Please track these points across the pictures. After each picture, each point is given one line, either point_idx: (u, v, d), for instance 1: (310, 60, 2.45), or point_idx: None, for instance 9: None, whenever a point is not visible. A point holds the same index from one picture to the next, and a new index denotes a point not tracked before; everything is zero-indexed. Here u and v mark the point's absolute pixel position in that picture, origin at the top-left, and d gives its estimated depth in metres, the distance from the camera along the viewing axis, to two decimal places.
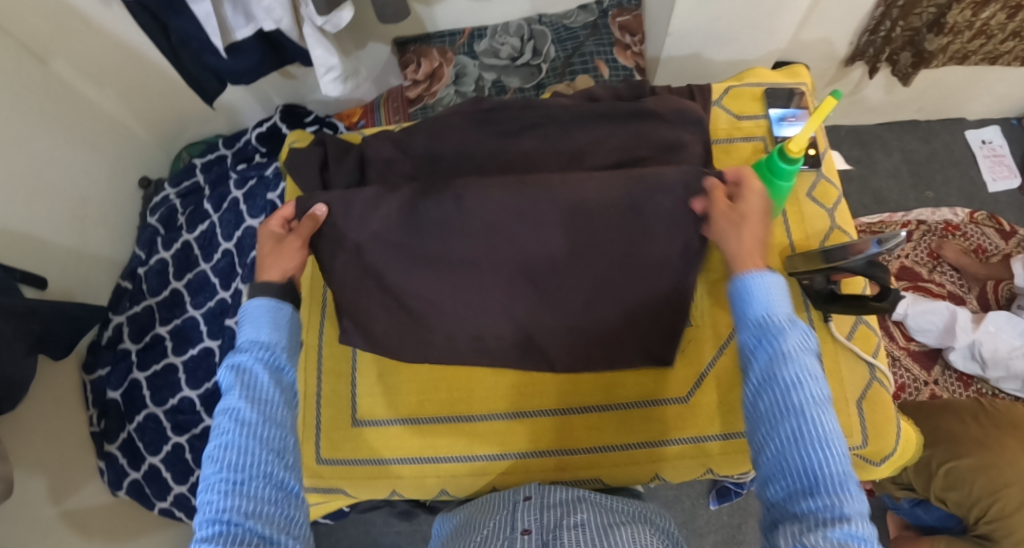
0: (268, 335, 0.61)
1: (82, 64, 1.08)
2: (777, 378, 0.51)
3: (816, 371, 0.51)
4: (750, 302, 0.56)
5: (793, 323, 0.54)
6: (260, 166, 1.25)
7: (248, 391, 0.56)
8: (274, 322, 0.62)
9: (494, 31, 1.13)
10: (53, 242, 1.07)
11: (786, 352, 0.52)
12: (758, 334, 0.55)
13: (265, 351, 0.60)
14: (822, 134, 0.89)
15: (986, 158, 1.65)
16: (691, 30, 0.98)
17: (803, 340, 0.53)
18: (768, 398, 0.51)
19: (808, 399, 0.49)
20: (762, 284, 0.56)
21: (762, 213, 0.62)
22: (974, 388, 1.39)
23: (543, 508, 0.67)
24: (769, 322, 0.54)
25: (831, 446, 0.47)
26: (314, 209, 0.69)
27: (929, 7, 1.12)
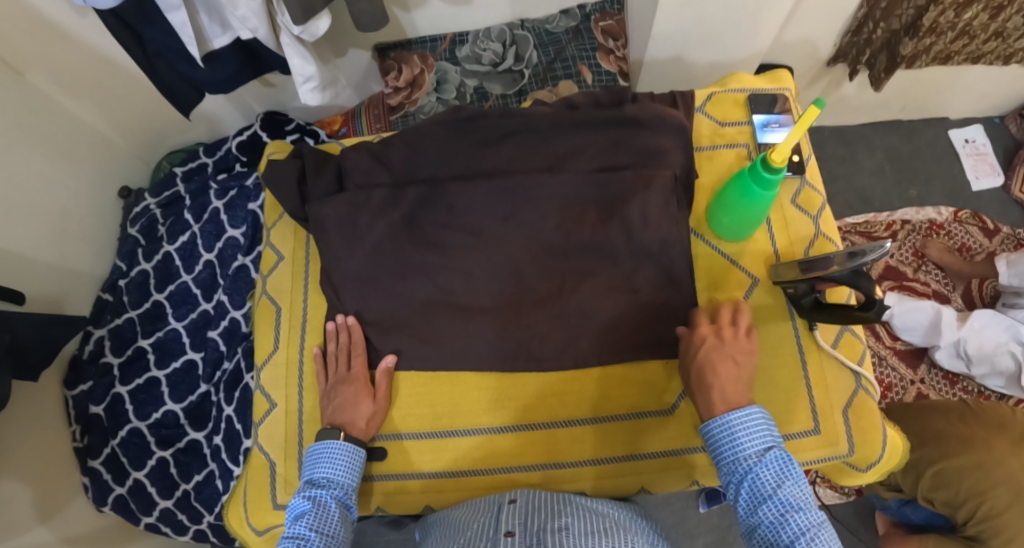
0: (342, 475, 0.69)
1: (61, 75, 1.06)
2: (761, 518, 0.58)
3: (799, 501, 0.58)
4: (722, 445, 0.64)
5: (764, 457, 0.61)
6: (240, 175, 1.24)
7: (317, 523, 0.63)
8: (348, 465, 0.69)
9: (475, 36, 1.10)
10: (31, 256, 1.05)
11: (761, 491, 0.59)
12: (735, 476, 0.63)
13: (337, 490, 0.67)
14: (806, 139, 0.89)
15: (968, 156, 1.66)
16: (671, 35, 0.98)
17: (778, 472, 0.60)
18: (762, 534, 0.58)
19: (796, 532, 0.56)
20: (735, 421, 0.63)
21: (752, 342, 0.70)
22: (960, 386, 1.41)
23: (528, 512, 0.65)
24: (742, 462, 0.62)
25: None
26: (385, 361, 0.76)
27: (909, 9, 1.13)
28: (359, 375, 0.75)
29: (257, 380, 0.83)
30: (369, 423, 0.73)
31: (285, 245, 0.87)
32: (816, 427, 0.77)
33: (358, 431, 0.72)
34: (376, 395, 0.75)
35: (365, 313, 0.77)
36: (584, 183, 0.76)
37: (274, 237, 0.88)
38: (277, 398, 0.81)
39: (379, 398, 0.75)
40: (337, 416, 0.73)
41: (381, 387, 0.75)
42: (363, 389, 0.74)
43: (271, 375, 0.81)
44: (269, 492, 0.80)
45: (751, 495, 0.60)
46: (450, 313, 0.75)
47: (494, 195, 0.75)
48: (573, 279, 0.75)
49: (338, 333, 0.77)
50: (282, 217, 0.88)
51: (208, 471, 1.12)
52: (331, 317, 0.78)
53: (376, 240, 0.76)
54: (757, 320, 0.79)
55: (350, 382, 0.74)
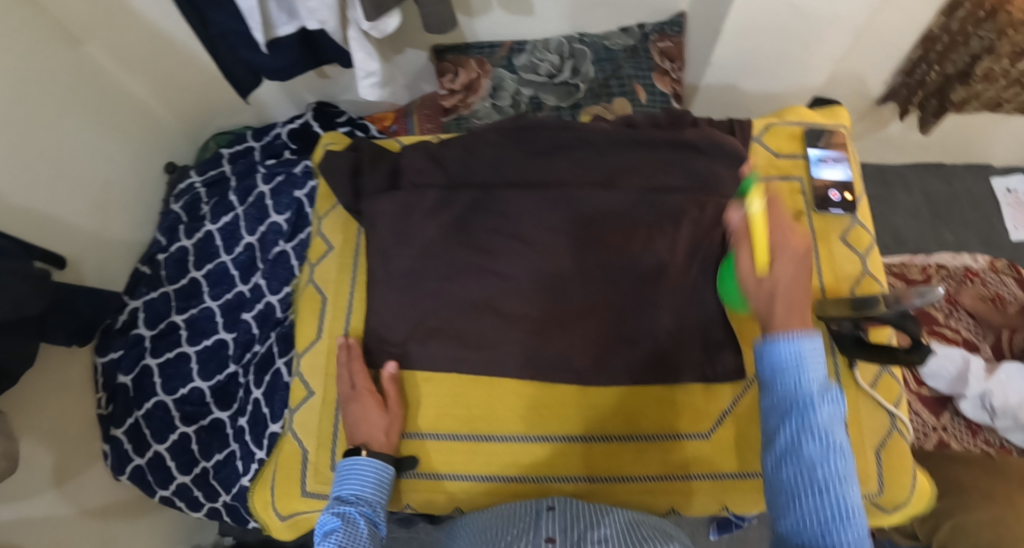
0: (370, 491, 0.70)
1: (117, 48, 1.10)
2: (805, 451, 0.49)
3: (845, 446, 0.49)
4: (785, 368, 0.52)
5: (827, 391, 0.51)
6: (289, 162, 1.26)
7: (347, 538, 0.63)
8: (376, 482, 0.71)
9: (534, 45, 1.11)
10: (73, 223, 1.07)
11: (810, 425, 0.50)
12: (787, 403, 0.52)
13: (366, 506, 0.68)
14: (859, 178, 0.89)
15: (1009, 206, 1.64)
16: (729, 62, 1.00)
17: (834, 418, 0.50)
18: (793, 474, 0.49)
19: (835, 476, 0.48)
20: (806, 343, 0.52)
21: (794, 278, 0.55)
22: (983, 438, 1.38)
23: (567, 519, 0.67)
24: (803, 391, 0.51)
25: (849, 524, 0.46)
26: (387, 370, 0.76)
27: (963, 54, 1.12)
28: (364, 388, 0.76)
29: (296, 366, 0.85)
30: (388, 433, 0.75)
31: (335, 235, 0.88)
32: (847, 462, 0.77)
33: (379, 443, 0.74)
34: (386, 405, 0.76)
35: (408, 311, 0.77)
36: (634, 201, 0.76)
37: (325, 225, 0.89)
38: (315, 386, 0.83)
39: (390, 406, 0.75)
40: (357, 433, 0.75)
41: (388, 397, 0.76)
42: (372, 401, 0.75)
43: (311, 362, 0.82)
44: (298, 479, 0.81)
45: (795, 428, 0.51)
46: (492, 319, 0.76)
47: (547, 206, 0.76)
48: (617, 297, 0.75)
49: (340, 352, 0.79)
50: (335, 207, 0.90)
51: (229, 451, 1.13)
52: (372, 311, 0.79)
53: (424, 242, 0.77)
54: None
55: (359, 398, 0.75)
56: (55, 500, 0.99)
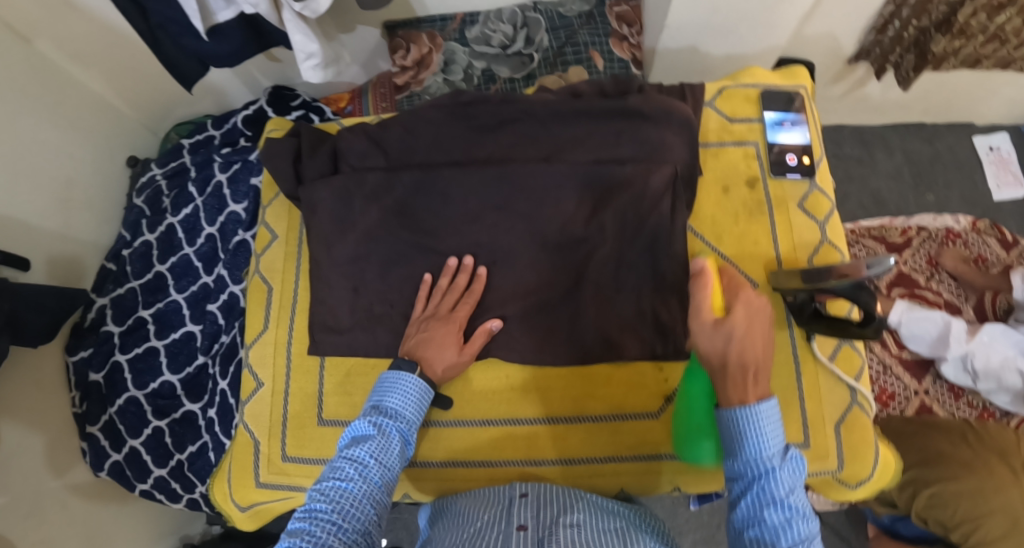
0: (410, 409, 0.64)
1: (68, 42, 1.06)
2: (765, 520, 0.52)
3: (802, 507, 0.53)
4: (747, 440, 0.55)
5: (783, 459, 0.54)
6: (244, 150, 1.23)
7: (378, 450, 0.59)
8: (418, 401, 0.66)
9: (486, 17, 1.10)
10: (37, 224, 1.05)
11: (772, 497, 0.52)
12: (748, 473, 0.55)
13: (403, 423, 0.63)
14: (820, 142, 0.86)
15: (991, 165, 1.60)
16: (687, 23, 0.95)
17: (793, 476, 0.54)
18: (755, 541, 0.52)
19: (804, 533, 0.51)
20: (764, 416, 0.54)
21: (757, 329, 0.58)
22: (965, 400, 1.38)
23: (538, 505, 0.67)
24: (763, 464, 0.54)
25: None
26: (492, 322, 0.72)
27: (942, 3, 1.07)
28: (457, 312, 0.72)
29: (246, 357, 0.85)
30: (446, 370, 0.70)
31: (279, 224, 0.87)
32: (806, 440, 0.75)
33: (431, 372, 0.69)
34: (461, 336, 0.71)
35: (356, 298, 0.77)
36: (581, 175, 0.73)
37: (270, 214, 0.88)
38: (264, 377, 0.83)
39: (465, 352, 0.71)
40: (418, 352, 0.69)
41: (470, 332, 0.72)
42: (456, 335, 0.71)
43: (260, 353, 0.82)
44: (252, 470, 0.82)
45: (759, 496, 0.53)
46: None
47: (490, 184, 0.74)
48: (565, 276, 0.74)
49: (457, 273, 0.73)
50: (278, 196, 0.89)
51: (202, 443, 1.12)
52: (319, 300, 0.78)
53: (368, 229, 0.76)
54: None
55: (446, 325, 0.71)
56: (44, 502, 0.99)
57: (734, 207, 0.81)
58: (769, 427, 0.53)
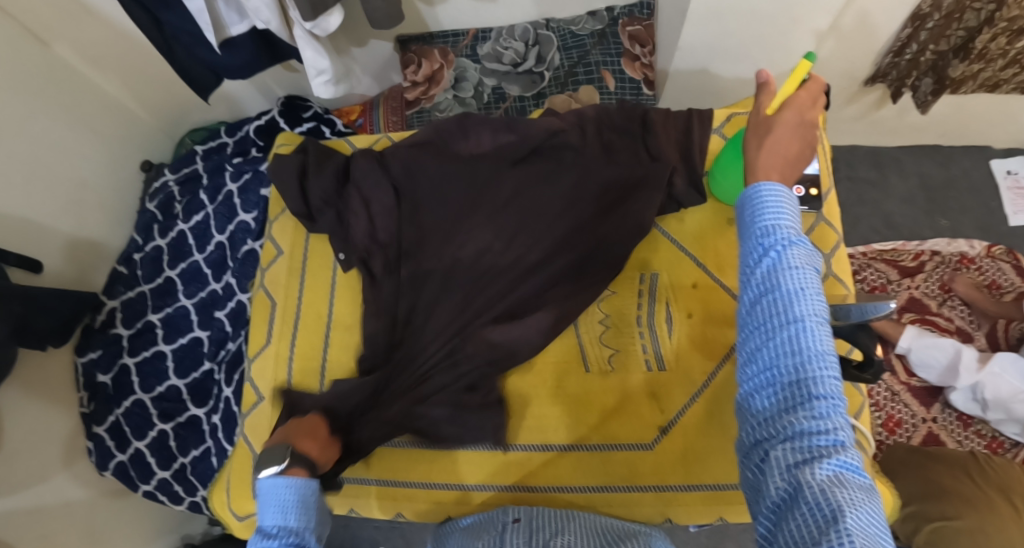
0: (297, 515, 0.52)
1: (85, 47, 1.08)
2: (779, 287, 0.46)
3: (816, 285, 0.47)
4: (757, 213, 0.50)
5: (800, 237, 0.49)
6: (254, 160, 1.25)
7: None
8: (303, 502, 0.53)
9: (498, 34, 1.11)
10: (50, 226, 1.07)
11: (784, 266, 0.47)
12: (762, 244, 0.49)
13: (296, 536, 0.51)
14: (829, 174, 0.87)
15: (1008, 190, 1.57)
16: (699, 47, 0.95)
17: (810, 257, 0.48)
18: (765, 316, 0.47)
19: (810, 312, 0.45)
20: (773, 196, 0.50)
21: (794, 134, 0.56)
22: (974, 429, 1.33)
23: (530, 530, 0.65)
24: (778, 233, 0.48)
25: (824, 362, 0.44)
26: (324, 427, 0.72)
27: (960, 29, 1.03)
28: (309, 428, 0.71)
29: (249, 370, 0.88)
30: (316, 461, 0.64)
31: (284, 239, 0.92)
32: None
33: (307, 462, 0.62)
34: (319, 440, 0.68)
35: None
36: None
37: (275, 230, 0.93)
38: (265, 391, 0.86)
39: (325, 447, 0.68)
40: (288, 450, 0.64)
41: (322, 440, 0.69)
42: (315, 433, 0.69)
43: (261, 366, 0.85)
44: (251, 482, 0.83)
45: (772, 264, 0.48)
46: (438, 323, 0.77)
47: None
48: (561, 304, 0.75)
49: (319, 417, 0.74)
50: (284, 212, 0.93)
51: (205, 447, 1.14)
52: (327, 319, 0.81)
53: None
54: None
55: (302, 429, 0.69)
56: (48, 502, 1.01)
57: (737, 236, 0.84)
58: (781, 198, 0.49)
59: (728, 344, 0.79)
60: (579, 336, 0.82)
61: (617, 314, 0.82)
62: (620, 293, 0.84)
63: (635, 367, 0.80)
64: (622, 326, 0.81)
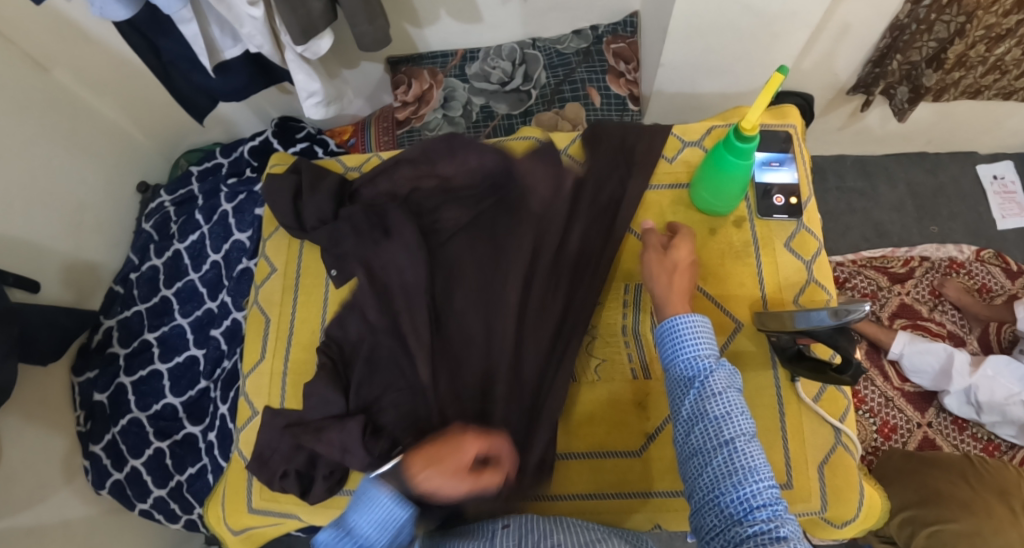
0: (375, 534, 0.61)
1: (83, 72, 1.12)
2: (707, 411, 0.57)
3: (741, 404, 0.57)
4: (678, 346, 0.62)
5: (718, 363, 0.60)
6: (249, 181, 1.27)
7: None
8: (388, 528, 0.61)
9: (486, 54, 1.15)
10: (48, 247, 1.09)
11: (709, 392, 0.58)
12: (688, 373, 0.60)
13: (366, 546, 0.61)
14: (808, 182, 0.90)
15: (995, 194, 1.59)
16: (681, 63, 0.98)
17: (730, 379, 0.59)
18: (702, 436, 0.56)
19: (738, 431, 0.55)
20: (689, 327, 0.62)
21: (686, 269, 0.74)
22: (970, 433, 1.32)
23: (520, 534, 0.64)
24: (699, 363, 0.60)
25: (758, 473, 0.52)
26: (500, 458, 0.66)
27: (930, 41, 1.05)
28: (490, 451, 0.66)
29: (244, 387, 0.90)
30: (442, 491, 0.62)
31: (279, 257, 0.95)
32: (789, 481, 0.76)
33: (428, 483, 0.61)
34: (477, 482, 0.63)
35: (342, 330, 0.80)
36: None
37: (269, 247, 0.96)
38: (260, 406, 0.87)
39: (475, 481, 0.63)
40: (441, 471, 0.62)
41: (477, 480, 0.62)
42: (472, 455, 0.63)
43: (256, 383, 0.87)
44: (246, 496, 0.85)
45: (698, 390, 0.59)
46: None
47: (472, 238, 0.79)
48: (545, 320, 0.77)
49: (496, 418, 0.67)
50: (279, 229, 0.96)
51: (202, 465, 1.15)
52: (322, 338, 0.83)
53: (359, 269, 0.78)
54: (735, 366, 0.80)
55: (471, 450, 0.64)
56: (46, 522, 1.01)
57: (721, 246, 0.86)
58: (696, 331, 0.61)
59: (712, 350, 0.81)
60: None
61: (603, 325, 0.83)
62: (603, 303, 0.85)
63: (619, 376, 0.81)
64: (608, 335, 0.83)
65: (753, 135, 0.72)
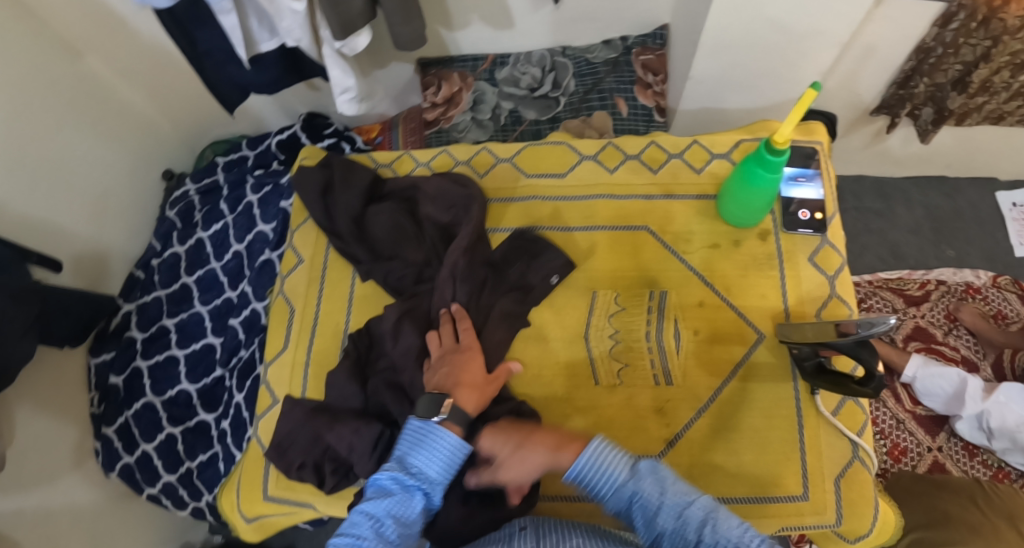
0: (434, 468, 0.64)
1: (117, 59, 1.15)
2: (662, 524, 0.59)
3: (680, 490, 0.60)
4: (595, 484, 0.64)
5: (635, 472, 0.63)
6: (276, 174, 1.29)
7: (398, 508, 0.60)
8: (447, 461, 0.64)
9: (516, 59, 1.17)
10: (71, 229, 1.11)
11: (650, 502, 0.61)
12: (623, 501, 0.63)
13: (426, 482, 0.63)
14: (834, 198, 0.90)
15: (1014, 221, 1.58)
16: (710, 76, 0.99)
17: (655, 478, 0.62)
18: (672, 541, 0.59)
19: (698, 519, 0.58)
20: (587, 462, 0.65)
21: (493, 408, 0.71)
22: (980, 459, 1.30)
23: (539, 537, 0.64)
24: (620, 489, 0.63)
25: (739, 547, 0.55)
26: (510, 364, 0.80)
27: (956, 64, 1.06)
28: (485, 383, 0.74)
29: (265, 375, 0.91)
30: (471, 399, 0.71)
31: (305, 249, 0.96)
32: (805, 493, 0.76)
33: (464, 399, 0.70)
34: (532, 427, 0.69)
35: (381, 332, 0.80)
36: None
37: (297, 239, 0.97)
38: (280, 395, 0.89)
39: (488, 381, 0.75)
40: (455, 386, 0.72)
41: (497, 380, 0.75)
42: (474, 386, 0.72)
43: (277, 373, 0.89)
44: (262, 484, 0.86)
45: (643, 508, 0.61)
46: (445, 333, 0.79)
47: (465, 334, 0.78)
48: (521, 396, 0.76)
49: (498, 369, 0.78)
50: (306, 221, 0.98)
51: (213, 453, 1.15)
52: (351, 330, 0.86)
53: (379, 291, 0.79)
54: (755, 377, 0.81)
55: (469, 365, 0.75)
56: (54, 500, 1.02)
57: (744, 258, 0.87)
58: (592, 463, 0.63)
59: (733, 360, 0.82)
60: (590, 349, 0.85)
61: (627, 330, 0.83)
62: (625, 309, 0.85)
63: (642, 381, 0.82)
64: (632, 341, 0.82)
65: (783, 150, 0.73)
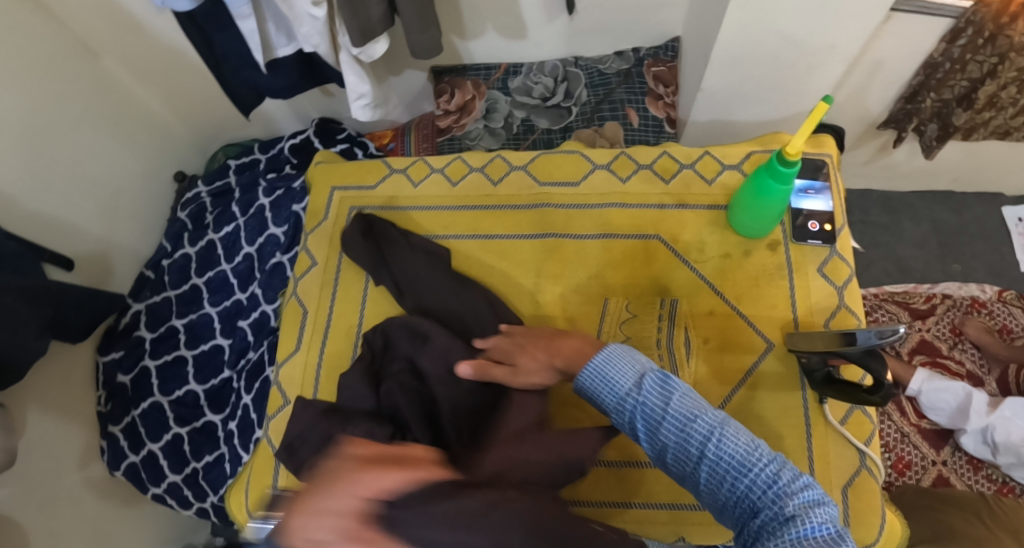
0: None
1: (132, 60, 1.17)
2: (666, 436, 0.57)
3: (690, 402, 0.58)
4: (601, 391, 0.64)
5: (641, 383, 0.61)
6: (288, 178, 1.31)
7: None
8: None
9: (529, 69, 1.18)
10: (85, 228, 1.13)
11: (654, 413, 0.59)
12: (626, 410, 0.61)
13: None
14: (843, 210, 0.91)
15: (1020, 236, 1.59)
16: (720, 89, 1.00)
17: (661, 391, 0.60)
18: (675, 451, 0.57)
19: (703, 432, 0.55)
20: (596, 369, 0.64)
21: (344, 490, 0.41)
22: (984, 474, 1.30)
23: None
24: (625, 400, 0.61)
25: (742, 460, 0.53)
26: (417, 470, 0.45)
27: (963, 80, 1.07)
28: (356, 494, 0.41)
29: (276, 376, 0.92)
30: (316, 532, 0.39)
31: (320, 252, 0.98)
32: None
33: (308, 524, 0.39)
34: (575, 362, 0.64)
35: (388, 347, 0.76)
36: None
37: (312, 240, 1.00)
38: (291, 396, 0.90)
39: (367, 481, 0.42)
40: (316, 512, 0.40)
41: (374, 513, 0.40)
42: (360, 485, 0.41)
43: (289, 373, 0.90)
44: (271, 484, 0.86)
45: (647, 418, 0.59)
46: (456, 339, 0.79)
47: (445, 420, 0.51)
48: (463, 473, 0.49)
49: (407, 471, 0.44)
50: (321, 223, 1.00)
51: (219, 454, 1.14)
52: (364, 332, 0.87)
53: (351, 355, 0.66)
54: (765, 386, 0.81)
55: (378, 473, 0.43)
56: (59, 497, 1.02)
57: (754, 269, 0.88)
58: (603, 371, 0.63)
59: (742, 369, 0.82)
60: None
61: (637, 337, 0.86)
62: (638, 317, 0.87)
63: None
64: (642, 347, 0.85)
65: (795, 161, 0.74)
